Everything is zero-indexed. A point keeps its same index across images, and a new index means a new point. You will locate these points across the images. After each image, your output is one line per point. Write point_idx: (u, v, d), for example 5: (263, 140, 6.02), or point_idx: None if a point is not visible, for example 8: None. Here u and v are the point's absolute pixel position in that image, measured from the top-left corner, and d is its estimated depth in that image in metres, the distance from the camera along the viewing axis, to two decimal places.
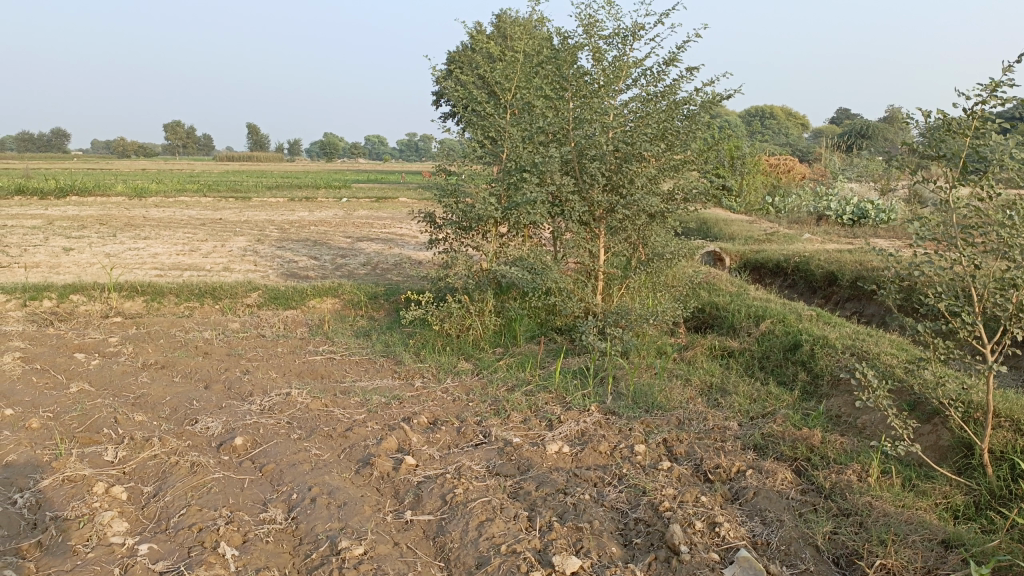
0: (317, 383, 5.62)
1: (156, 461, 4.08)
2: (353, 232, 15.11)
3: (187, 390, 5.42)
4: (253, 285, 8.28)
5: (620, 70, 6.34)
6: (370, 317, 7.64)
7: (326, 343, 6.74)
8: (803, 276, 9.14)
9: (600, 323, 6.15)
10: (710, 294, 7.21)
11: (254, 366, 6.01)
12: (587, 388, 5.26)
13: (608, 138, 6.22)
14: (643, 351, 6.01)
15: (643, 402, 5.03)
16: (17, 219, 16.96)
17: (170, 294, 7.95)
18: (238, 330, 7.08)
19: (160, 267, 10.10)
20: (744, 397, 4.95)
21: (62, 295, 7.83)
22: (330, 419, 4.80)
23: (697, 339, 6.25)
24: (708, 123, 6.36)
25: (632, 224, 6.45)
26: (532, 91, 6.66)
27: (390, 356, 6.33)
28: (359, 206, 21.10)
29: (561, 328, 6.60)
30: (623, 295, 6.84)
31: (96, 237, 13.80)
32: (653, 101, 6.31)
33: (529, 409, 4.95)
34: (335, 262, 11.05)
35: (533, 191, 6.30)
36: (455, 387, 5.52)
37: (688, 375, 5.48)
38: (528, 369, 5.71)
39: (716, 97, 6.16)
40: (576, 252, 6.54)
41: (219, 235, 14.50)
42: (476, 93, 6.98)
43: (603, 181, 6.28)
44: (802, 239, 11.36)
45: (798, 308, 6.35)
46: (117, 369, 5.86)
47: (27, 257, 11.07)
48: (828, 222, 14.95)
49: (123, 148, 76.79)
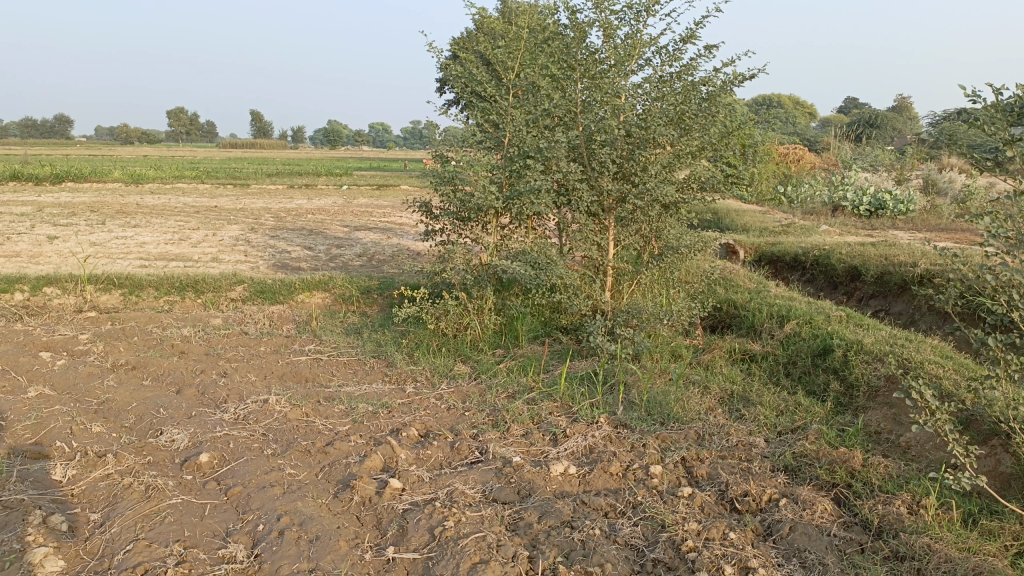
0: (300, 388, 5.14)
1: (108, 482, 3.60)
2: (352, 221, 14.63)
3: (156, 396, 4.94)
4: (240, 278, 7.80)
5: (634, 48, 5.86)
6: (362, 313, 7.14)
7: (314, 342, 6.26)
8: (822, 271, 8.64)
9: (609, 323, 5.66)
10: (728, 291, 6.70)
11: (233, 368, 5.53)
12: (595, 396, 4.76)
13: (620, 122, 5.70)
14: (656, 353, 5.53)
15: (657, 413, 4.53)
16: (7, 205, 16.47)
17: (151, 286, 7.47)
18: (220, 326, 6.60)
19: (146, 258, 9.63)
20: (770, 410, 4.47)
21: (35, 287, 7.34)
22: (309, 432, 4.31)
23: (715, 341, 5.76)
24: (728, 105, 5.87)
25: (645, 215, 5.95)
26: (537, 71, 6.15)
27: (381, 357, 5.84)
28: (359, 194, 20.65)
29: (566, 327, 6.11)
30: (633, 292, 6.35)
31: (85, 225, 13.31)
32: (669, 81, 5.84)
33: (531, 421, 4.46)
34: (330, 252, 10.58)
35: (537, 178, 5.79)
36: (451, 393, 5.03)
37: (706, 382, 4.99)
38: (530, 373, 5.22)
39: (736, 77, 5.74)
40: (584, 246, 6.04)
41: (212, 223, 14.00)
42: (476, 73, 6.44)
43: (614, 168, 5.78)
44: (819, 231, 10.84)
45: (825, 307, 5.86)
46: (84, 370, 5.38)
47: (9, 245, 10.59)
48: (844, 214, 14.40)
49: (125, 134, 76.22)
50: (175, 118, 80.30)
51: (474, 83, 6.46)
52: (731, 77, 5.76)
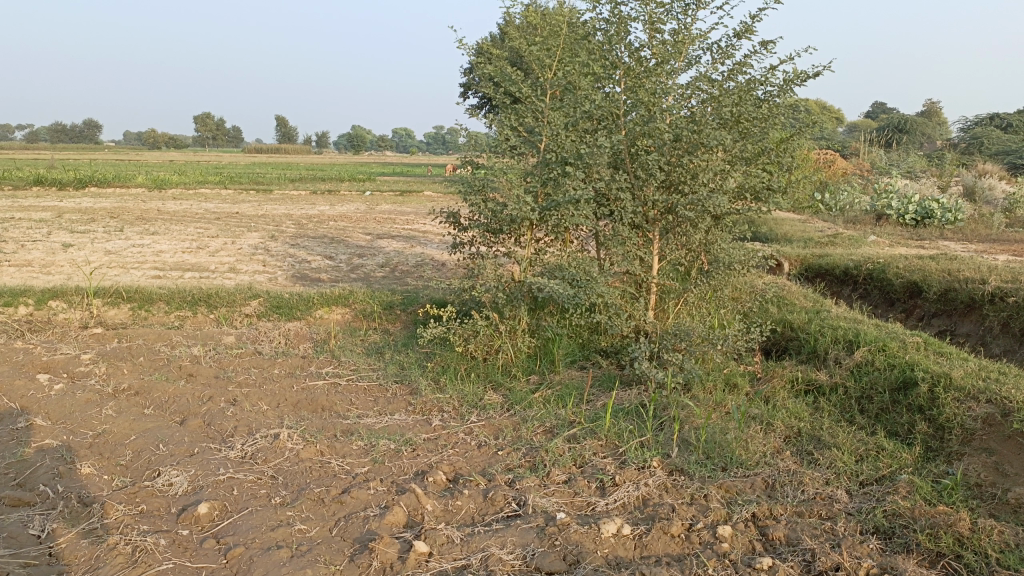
0: (315, 419, 4.65)
1: (92, 539, 3.14)
2: (374, 229, 14.16)
3: (157, 428, 4.47)
4: (255, 292, 7.33)
5: (682, 45, 5.38)
6: (384, 331, 6.65)
7: (332, 364, 5.77)
8: (877, 286, 8.04)
9: (655, 347, 5.13)
10: (782, 310, 6.14)
11: (243, 394, 5.05)
12: (645, 434, 4.22)
13: (668, 125, 5.17)
14: (708, 383, 4.98)
15: (717, 456, 3.98)
16: (28, 211, 16.27)
17: (161, 300, 7.03)
18: (232, 345, 6.14)
19: (161, 268, 9.22)
20: (849, 456, 3.94)
21: (40, 300, 6.94)
22: (324, 475, 3.82)
23: (773, 367, 5.21)
24: (787, 107, 5.36)
25: (694, 227, 5.41)
26: (576, 69, 5.62)
27: (404, 383, 5.34)
28: (382, 200, 20.24)
29: (606, 350, 5.58)
30: (679, 311, 5.81)
31: (102, 232, 12.98)
32: (722, 79, 5.37)
33: (573, 463, 3.93)
34: (351, 262, 10.11)
35: (576, 188, 5.25)
36: (482, 427, 4.53)
37: (769, 418, 4.45)
38: (570, 404, 4.69)
39: (796, 76, 5.29)
40: (625, 261, 5.49)
41: (231, 230, 13.64)
42: (508, 71, 5.87)
43: (662, 176, 5.25)
44: (868, 242, 10.20)
45: (896, 331, 5.31)
46: (82, 397, 4.94)
47: (22, 253, 10.26)
48: (889, 223, 13.70)
49: (152, 139, 76.76)
50: (200, 123, 80.70)
51: (505, 82, 5.90)
52: (790, 76, 5.29)
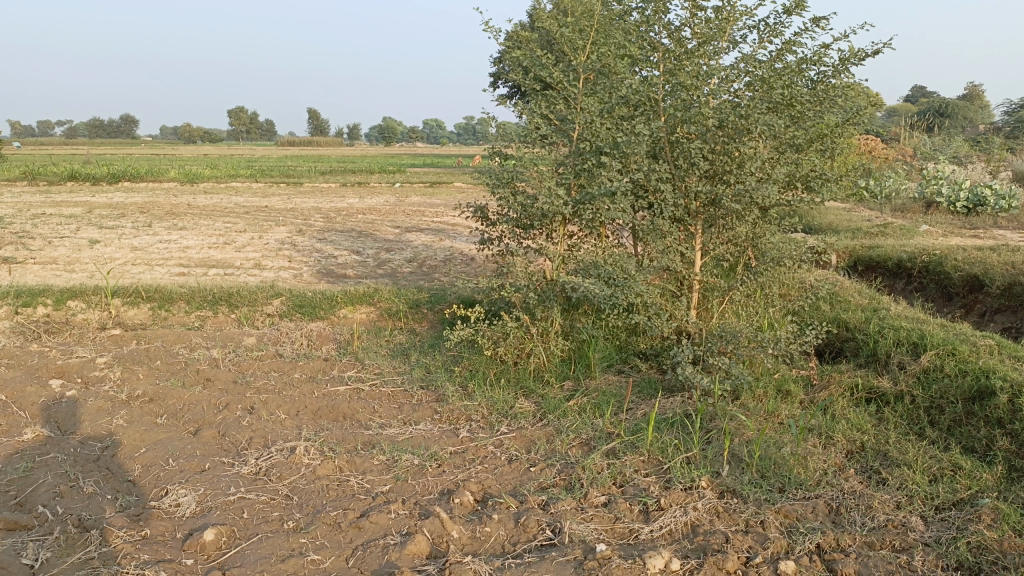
0: (336, 429, 4.36)
1: (86, 571, 2.87)
2: (403, 222, 13.89)
3: (168, 440, 4.22)
4: (277, 290, 7.07)
5: (727, 23, 5.00)
6: (410, 331, 6.34)
7: (355, 367, 5.48)
8: (933, 279, 7.56)
9: (699, 351, 4.76)
10: (835, 308, 5.72)
11: (261, 401, 4.78)
12: (691, 449, 3.86)
13: (712, 109, 4.78)
14: (758, 390, 4.60)
15: (774, 475, 3.62)
16: (60, 207, 16.27)
17: (181, 300, 6.81)
18: (252, 347, 5.88)
19: (185, 265, 9.02)
20: (921, 476, 3.57)
21: (58, 300, 6.76)
22: (342, 495, 3.52)
23: (829, 372, 4.81)
24: (843, 89, 4.97)
25: (741, 220, 5.03)
26: (611, 51, 5.24)
27: (430, 389, 5.02)
28: (411, 192, 19.97)
29: (645, 352, 5.23)
30: (724, 310, 5.42)
31: (130, 228, 12.86)
32: (772, 59, 4.99)
33: (613, 483, 3.59)
34: (378, 257, 9.83)
35: (613, 179, 4.88)
36: (513, 439, 4.20)
37: (828, 432, 4.07)
38: (607, 414, 4.34)
39: (853, 54, 4.91)
40: (666, 256, 5.11)
41: (259, 225, 13.46)
42: (540, 56, 5.50)
43: (705, 165, 4.87)
44: (919, 233, 9.65)
45: (965, 332, 4.88)
46: (93, 405, 4.70)
47: (48, 251, 10.15)
48: (938, 211, 13.05)
49: (187, 134, 77.50)
50: (233, 116, 81.23)
51: (534, 67, 5.50)
52: (846, 54, 4.90)
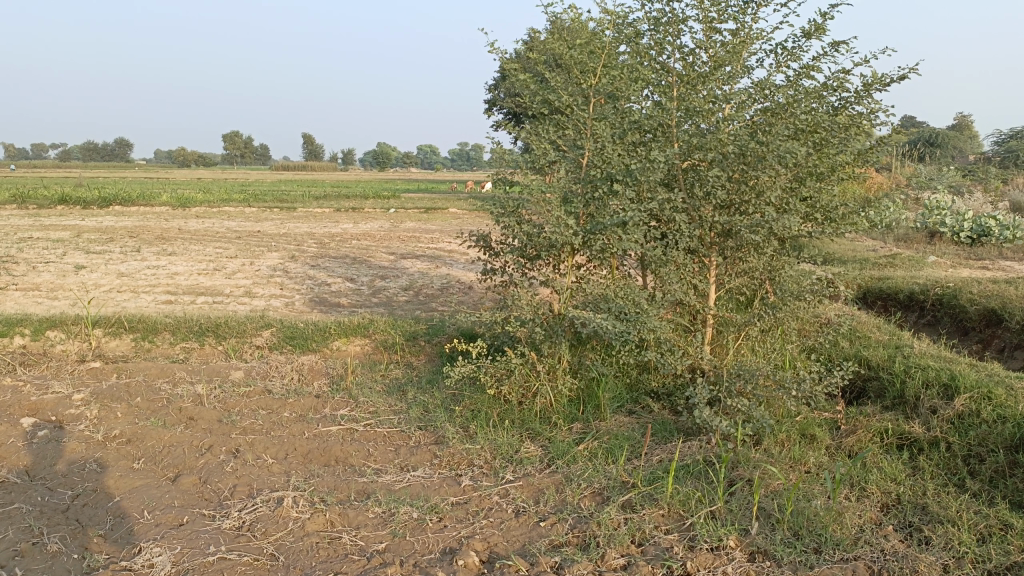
0: (328, 475, 4.03)
1: None
2: (397, 248, 13.60)
3: (145, 488, 3.88)
4: (267, 321, 6.75)
5: (743, 46, 4.78)
6: (406, 365, 6.02)
7: (348, 405, 5.16)
8: (947, 313, 7.30)
9: (717, 391, 4.46)
10: (854, 344, 5.45)
11: (247, 443, 4.45)
12: (715, 502, 3.56)
13: (730, 135, 4.53)
14: (781, 434, 4.30)
15: (808, 534, 3.32)
16: (46, 231, 15.92)
17: (166, 330, 6.48)
18: (239, 382, 5.55)
19: (172, 292, 8.69)
20: (969, 535, 3.27)
21: (36, 330, 6.43)
22: (333, 555, 3.20)
23: (855, 415, 4.51)
24: (867, 117, 4.73)
25: (759, 252, 4.76)
26: (623, 74, 5.00)
27: (429, 430, 4.70)
28: (406, 217, 19.72)
29: (657, 391, 4.94)
30: (740, 346, 5.13)
31: (118, 253, 12.53)
32: (790, 83, 4.78)
33: (632, 541, 3.28)
34: (373, 285, 9.53)
35: (626, 208, 4.60)
36: (519, 488, 3.87)
37: (860, 484, 3.78)
38: (621, 461, 4.02)
39: (876, 80, 4.69)
40: (679, 290, 4.83)
41: (251, 250, 13.15)
42: (548, 77, 5.24)
43: (722, 195, 4.61)
44: (928, 265, 9.43)
45: (998, 373, 4.61)
46: (66, 447, 4.37)
47: (31, 277, 9.80)
48: (942, 241, 12.83)
49: (181, 158, 77.32)
50: (228, 141, 81.20)
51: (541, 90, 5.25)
52: (869, 79, 4.68)
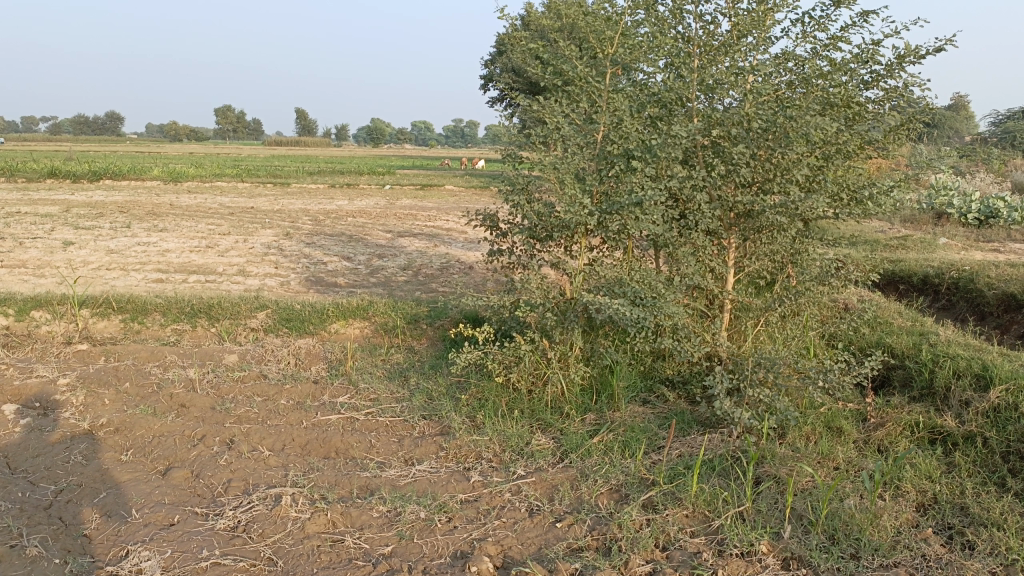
0: (328, 469, 3.80)
1: None
2: (394, 226, 13.31)
3: (133, 482, 3.65)
4: (262, 301, 6.48)
5: (770, 14, 4.50)
6: (408, 349, 5.78)
7: (348, 392, 4.91)
8: (964, 297, 7.08)
9: (739, 381, 4.24)
10: (877, 331, 5.22)
11: (242, 433, 4.21)
12: (742, 501, 3.35)
13: (755, 110, 4.27)
14: (806, 427, 4.08)
15: (843, 538, 3.11)
16: (34, 206, 15.54)
17: (157, 311, 6.21)
18: (233, 366, 5.30)
19: (163, 271, 8.40)
20: (1015, 540, 3.06)
21: (21, 310, 6.15)
22: (336, 560, 2.98)
23: (882, 408, 4.30)
24: (901, 94, 4.45)
25: (783, 234, 4.51)
26: (641, 43, 4.71)
27: (433, 420, 4.46)
28: (403, 194, 19.40)
29: (673, 379, 4.71)
30: (760, 333, 4.90)
31: (108, 229, 12.20)
32: (818, 54, 4.52)
33: (656, 546, 3.07)
34: (371, 264, 9.26)
35: (645, 186, 4.33)
36: (531, 484, 3.64)
37: (894, 483, 3.57)
38: (639, 456, 3.80)
39: (910, 51, 4.43)
40: (697, 273, 4.59)
41: (244, 227, 12.83)
42: (560, 46, 4.94)
43: (747, 173, 4.35)
44: (940, 247, 9.21)
45: None
46: (49, 437, 4.12)
47: (17, 253, 9.50)
48: (949, 222, 12.54)
49: (173, 132, 76.36)
50: (221, 115, 80.31)
51: (553, 60, 4.96)
52: (902, 51, 4.42)
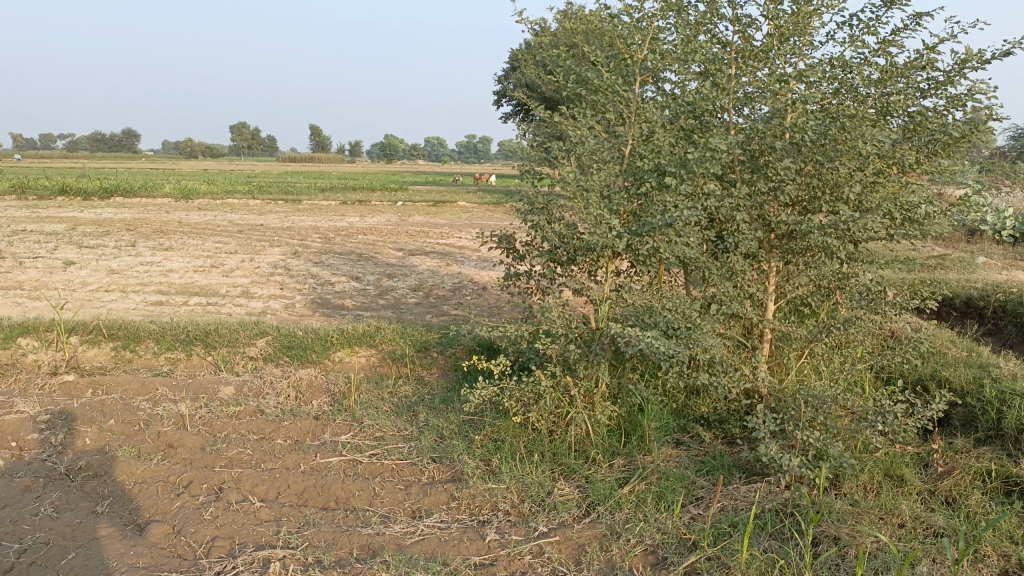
0: (327, 523, 3.38)
1: None
2: (406, 244, 12.92)
3: (107, 540, 3.25)
4: (263, 327, 6.08)
5: (815, 17, 4.09)
6: (417, 381, 5.36)
7: (351, 430, 4.50)
8: (1015, 321, 6.57)
9: (785, 424, 3.79)
10: (931, 363, 4.75)
11: (232, 480, 3.80)
12: (798, 570, 2.90)
13: (803, 120, 3.84)
14: (863, 477, 3.62)
15: None
16: (42, 223, 15.31)
17: (150, 338, 5.84)
18: (227, 400, 4.90)
19: (163, 292, 8.05)
20: None
21: (7, 338, 5.79)
22: None
23: (946, 453, 3.84)
24: (961, 101, 4.02)
25: (831, 257, 4.07)
26: (673, 50, 4.30)
27: (444, 463, 4.04)
28: (415, 211, 19.05)
29: (709, 417, 4.26)
30: (804, 366, 4.44)
31: (113, 247, 11.90)
32: (868, 60, 4.10)
33: None
34: (380, 284, 8.87)
35: (680, 205, 3.91)
36: (555, 544, 3.20)
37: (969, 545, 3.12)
38: (677, 511, 3.36)
39: (973, 56, 4.01)
40: (736, 301, 4.16)
41: (251, 245, 12.46)
42: (583, 53, 4.54)
43: (793, 191, 3.92)
44: (981, 267, 8.69)
45: None
46: (20, 485, 3.73)
47: (16, 274, 9.18)
48: (983, 240, 11.96)
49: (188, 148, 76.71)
50: (235, 131, 80.67)
51: (576, 69, 4.55)
52: (964, 56, 4.00)
